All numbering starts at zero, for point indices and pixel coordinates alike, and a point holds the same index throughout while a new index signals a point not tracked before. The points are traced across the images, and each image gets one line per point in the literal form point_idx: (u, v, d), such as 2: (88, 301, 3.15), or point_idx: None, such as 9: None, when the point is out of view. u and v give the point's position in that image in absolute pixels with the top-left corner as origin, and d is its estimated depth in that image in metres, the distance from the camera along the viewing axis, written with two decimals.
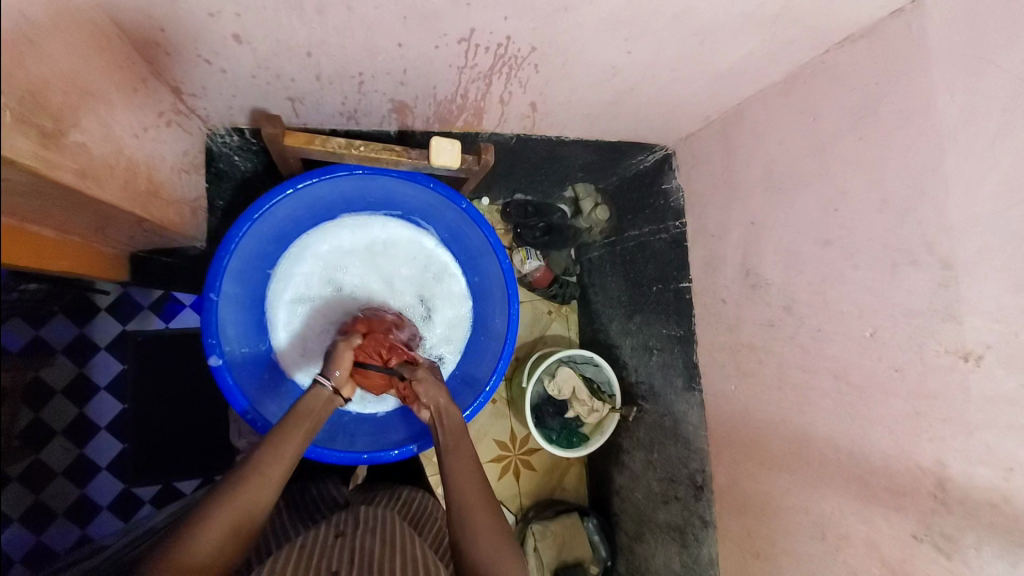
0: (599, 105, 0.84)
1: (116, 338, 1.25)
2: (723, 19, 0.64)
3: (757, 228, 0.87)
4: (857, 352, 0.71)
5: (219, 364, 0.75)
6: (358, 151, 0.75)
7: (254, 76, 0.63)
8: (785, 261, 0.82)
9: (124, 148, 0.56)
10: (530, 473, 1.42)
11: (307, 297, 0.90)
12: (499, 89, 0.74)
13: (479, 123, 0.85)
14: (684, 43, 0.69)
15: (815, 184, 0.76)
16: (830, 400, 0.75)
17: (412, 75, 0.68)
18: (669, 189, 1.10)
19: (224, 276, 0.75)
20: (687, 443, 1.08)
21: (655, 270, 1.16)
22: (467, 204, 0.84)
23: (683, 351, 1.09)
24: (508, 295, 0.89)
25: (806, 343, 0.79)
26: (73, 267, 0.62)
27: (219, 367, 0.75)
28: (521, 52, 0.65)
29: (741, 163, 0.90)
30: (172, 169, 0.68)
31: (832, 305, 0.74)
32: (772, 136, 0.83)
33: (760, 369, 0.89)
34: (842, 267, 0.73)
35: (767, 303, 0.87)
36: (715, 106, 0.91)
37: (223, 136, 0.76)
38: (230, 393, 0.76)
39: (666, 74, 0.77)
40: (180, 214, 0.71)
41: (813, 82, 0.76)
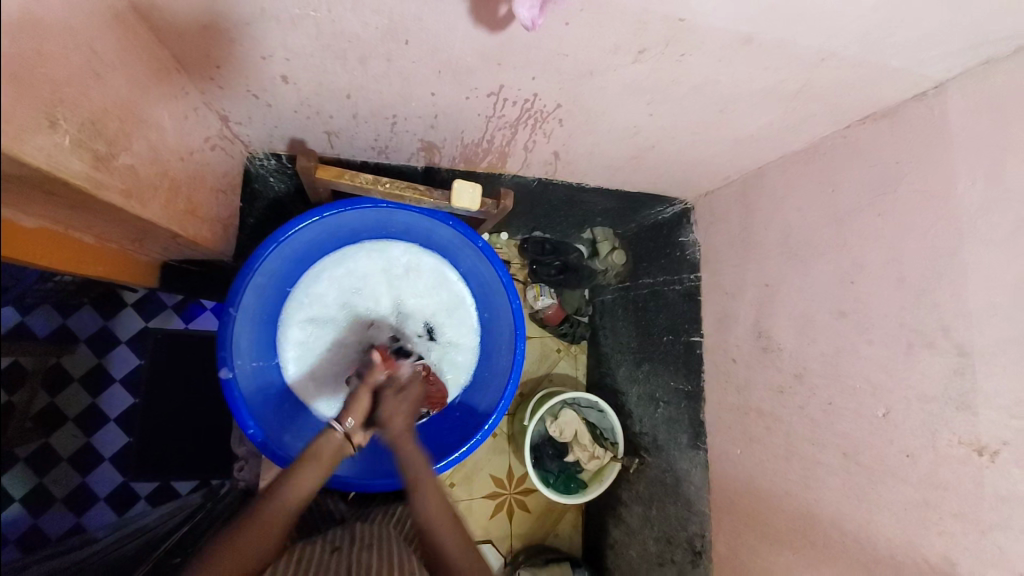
0: (620, 158, 0.86)
1: (137, 333, 1.32)
2: (742, 90, 0.66)
3: (770, 291, 0.87)
4: (868, 432, 0.69)
5: (229, 376, 0.77)
6: (382, 189, 0.78)
7: (296, 111, 0.68)
8: (798, 328, 0.81)
9: (168, 170, 0.59)
10: (523, 514, 1.38)
11: (320, 319, 0.92)
12: (524, 137, 0.77)
13: (502, 165, 0.88)
14: (705, 110, 0.70)
15: (832, 254, 0.75)
16: (838, 478, 0.73)
17: (442, 120, 0.71)
18: (686, 242, 1.11)
19: (244, 292, 0.78)
20: (688, 503, 1.04)
21: (667, 320, 1.15)
22: (483, 242, 0.86)
23: (690, 407, 1.06)
24: (515, 332, 0.90)
25: (815, 415, 0.77)
26: (109, 273, 0.65)
27: (229, 380, 0.77)
28: (546, 107, 0.68)
29: (759, 225, 0.90)
30: (211, 189, 0.72)
31: (845, 379, 0.73)
32: (792, 202, 0.83)
33: (767, 436, 0.86)
34: (856, 341, 0.71)
35: (778, 369, 0.85)
36: (736, 168, 0.92)
37: (261, 160, 0.81)
38: (235, 407, 0.77)
39: (687, 136, 0.78)
40: (212, 231, 0.74)
41: (834, 154, 0.77)
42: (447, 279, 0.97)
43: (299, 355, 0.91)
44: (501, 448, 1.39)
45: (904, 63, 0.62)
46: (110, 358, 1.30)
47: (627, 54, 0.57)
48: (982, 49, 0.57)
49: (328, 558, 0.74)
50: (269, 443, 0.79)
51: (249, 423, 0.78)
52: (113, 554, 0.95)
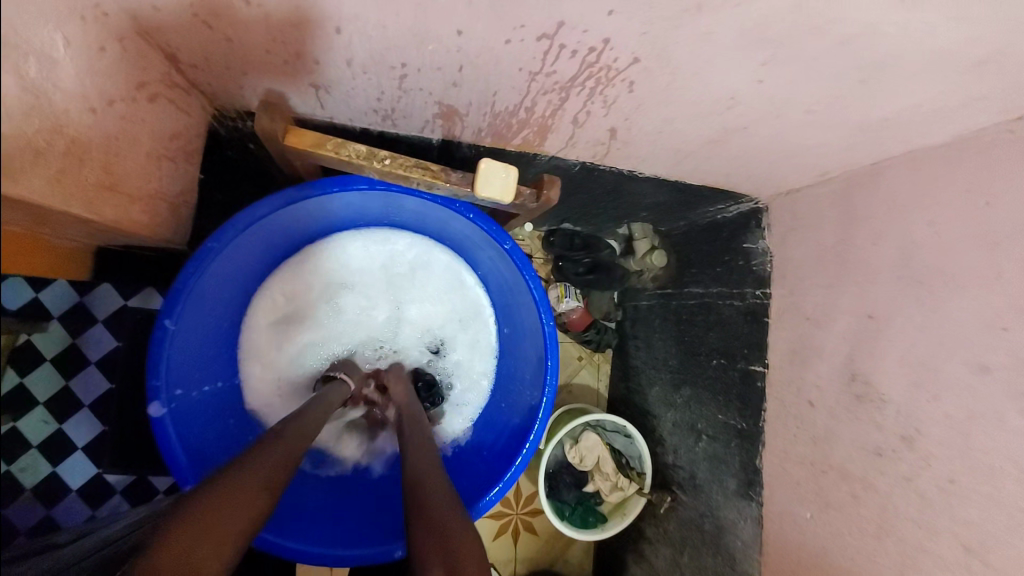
0: (696, 141, 0.66)
1: (116, 312, 1.16)
2: (907, 50, 0.46)
3: (874, 325, 0.68)
4: (1008, 529, 0.52)
5: (162, 413, 0.61)
6: (382, 165, 0.59)
7: (268, 52, 0.49)
8: (913, 376, 0.62)
9: (69, 126, 0.40)
10: (531, 537, 1.24)
11: (302, 320, 0.78)
12: (577, 106, 0.58)
13: (540, 142, 0.68)
14: (837, 80, 0.51)
15: (981, 288, 0.56)
16: None
17: (468, 75, 0.52)
18: (752, 249, 0.91)
19: (188, 303, 0.60)
20: (732, 560, 0.88)
21: (718, 340, 0.97)
22: (512, 245, 0.67)
23: (742, 448, 0.89)
24: (545, 364, 0.72)
25: (930, 494, 0.59)
26: (10, 266, 0.48)
27: (161, 418, 0.60)
28: (617, 63, 0.48)
29: (864, 238, 0.70)
30: (151, 155, 0.53)
31: (982, 456, 0.55)
32: (922, 212, 0.63)
33: (852, 505, 0.69)
34: (1009, 410, 0.53)
35: (877, 425, 0.66)
36: (841, 162, 0.72)
37: (233, 120, 0.63)
38: (170, 453, 0.60)
39: (795, 116, 0.59)
40: (154, 212, 0.55)
41: (1000, 153, 0.56)
42: (461, 279, 0.81)
43: (275, 366, 0.76)
44: None
45: None
46: (85, 338, 1.16)
47: None
48: None
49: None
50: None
51: (190, 476, 0.61)
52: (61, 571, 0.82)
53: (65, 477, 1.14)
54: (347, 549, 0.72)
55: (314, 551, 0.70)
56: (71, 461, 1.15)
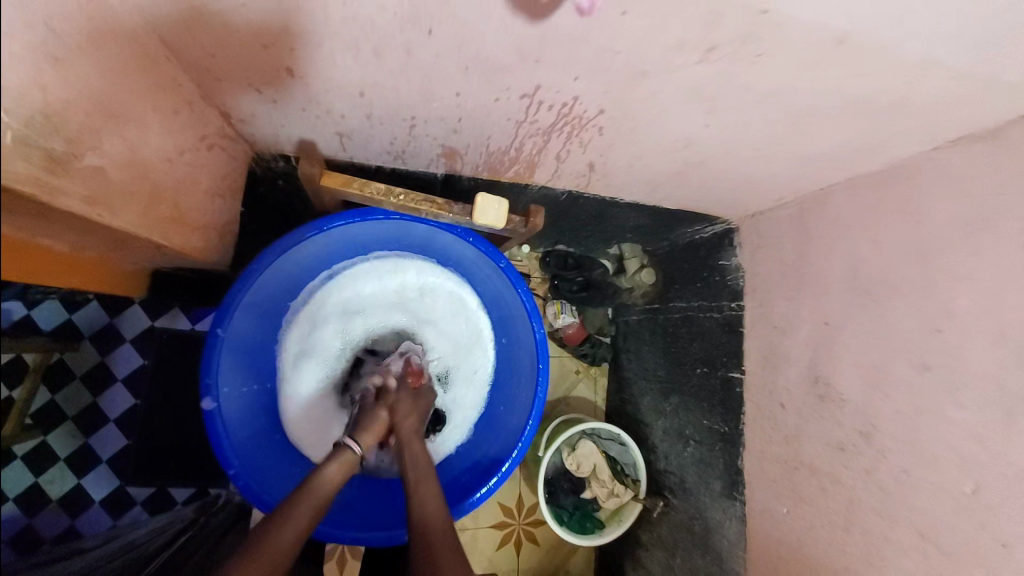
0: (664, 173, 0.77)
1: (144, 331, 1.27)
2: (823, 100, 0.56)
3: (830, 331, 0.76)
4: (952, 510, 0.58)
5: (212, 408, 0.70)
6: (397, 199, 0.71)
7: (304, 109, 0.61)
8: (864, 376, 0.70)
9: (151, 173, 0.51)
10: (532, 547, 1.29)
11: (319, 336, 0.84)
12: (558, 146, 0.69)
13: (530, 175, 0.79)
14: (771, 123, 0.61)
15: (912, 295, 0.65)
16: (911, 559, 0.61)
17: (467, 124, 0.63)
18: (728, 266, 1.00)
19: (234, 315, 0.71)
20: (719, 559, 0.93)
21: (701, 350, 1.05)
22: (506, 264, 0.78)
23: (725, 451, 0.96)
24: (538, 366, 0.81)
25: (883, 481, 0.66)
26: (86, 283, 0.58)
27: (212, 411, 0.70)
28: (587, 113, 0.59)
29: (818, 254, 0.79)
30: (205, 193, 0.63)
31: (925, 445, 0.62)
32: (862, 230, 0.72)
33: (821, 498, 0.75)
34: (941, 401, 0.60)
35: (837, 421, 0.74)
36: (794, 188, 0.82)
37: (269, 161, 0.74)
38: (218, 442, 0.70)
39: (744, 152, 0.69)
40: (206, 239, 0.66)
41: (919, 180, 0.66)
42: (465, 303, 0.87)
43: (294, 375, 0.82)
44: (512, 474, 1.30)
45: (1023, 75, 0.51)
46: (114, 356, 1.26)
47: (691, 54, 0.48)
48: None
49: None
50: (253, 490, 0.72)
51: (232, 460, 0.71)
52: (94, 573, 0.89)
53: (91, 489, 1.22)
54: (363, 531, 0.78)
55: (337, 532, 0.76)
56: (97, 472, 1.23)
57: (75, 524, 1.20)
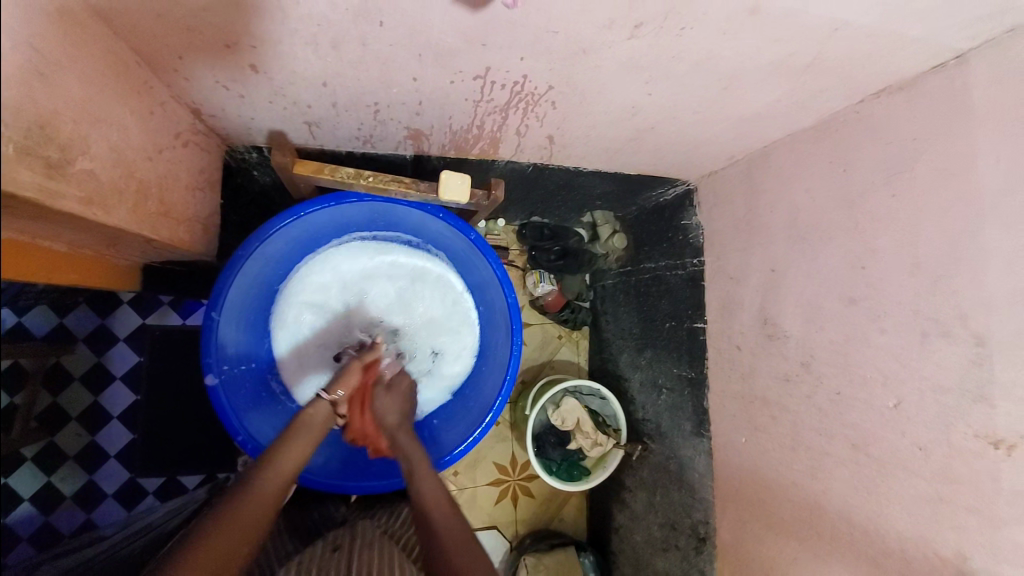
0: (620, 140, 0.82)
1: (135, 330, 1.30)
2: (749, 66, 0.61)
3: (777, 277, 0.84)
4: (880, 423, 0.67)
5: (215, 382, 0.76)
6: (367, 182, 0.75)
7: (272, 102, 0.64)
8: (805, 314, 0.78)
9: (135, 173, 0.54)
10: (528, 499, 1.40)
11: (319, 306, 0.89)
12: (516, 122, 0.73)
13: (494, 151, 0.83)
14: (709, 88, 0.66)
15: (842, 238, 0.72)
16: (846, 468, 0.71)
17: (428, 106, 0.67)
18: (689, 225, 1.07)
19: (227, 298, 0.76)
20: (692, 490, 1.03)
21: (669, 306, 1.12)
22: (475, 235, 0.83)
23: (693, 395, 1.04)
24: (512, 328, 0.87)
25: (823, 405, 0.75)
26: (84, 279, 0.62)
27: (215, 386, 0.76)
28: (538, 90, 0.64)
29: (764, 208, 0.86)
30: (186, 188, 0.67)
31: (857, 370, 0.70)
32: (801, 182, 0.79)
33: (773, 425, 0.85)
34: (866, 329, 0.68)
35: (785, 357, 0.82)
36: (741, 147, 0.87)
37: (242, 153, 0.77)
38: (223, 413, 0.77)
39: (689, 116, 0.74)
40: (191, 232, 0.70)
41: (847, 132, 0.72)
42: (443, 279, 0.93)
43: (298, 341, 0.88)
44: (504, 436, 1.39)
45: (922, 33, 0.57)
46: (109, 356, 1.29)
47: (623, 30, 0.52)
48: (1005, 18, 0.53)
49: (327, 555, 0.74)
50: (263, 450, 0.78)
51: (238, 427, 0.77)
52: (120, 552, 0.95)
53: (103, 484, 1.28)
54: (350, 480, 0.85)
55: (331, 481, 0.83)
56: (105, 468, 1.29)
57: (90, 517, 1.26)
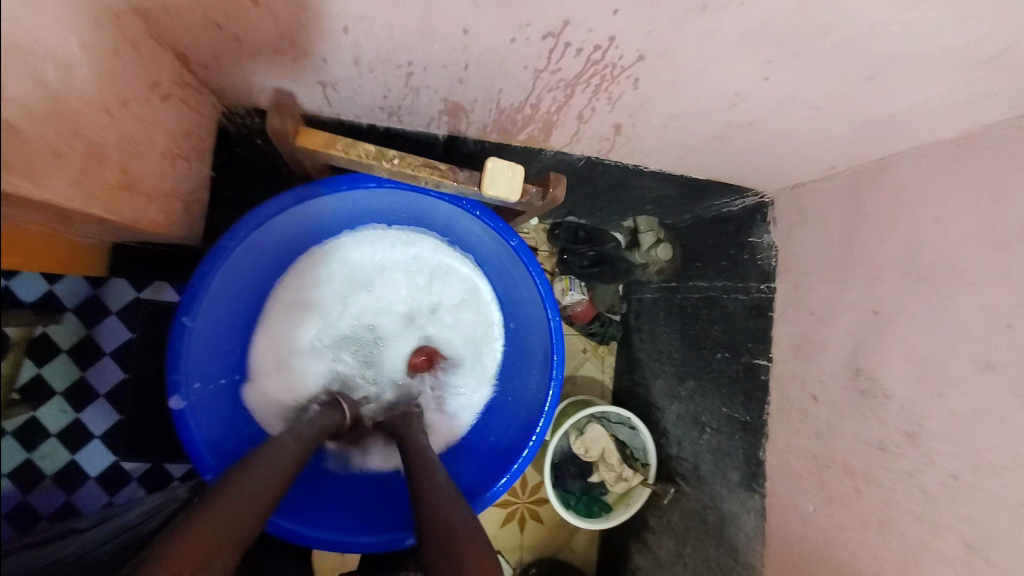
0: (701, 137, 0.66)
1: (128, 304, 1.18)
2: (913, 48, 0.46)
3: (877, 320, 0.68)
4: (1010, 526, 0.52)
5: (181, 407, 0.63)
6: (392, 164, 0.59)
7: (277, 52, 0.50)
8: (916, 373, 0.62)
9: (87, 129, 0.41)
10: (535, 524, 1.27)
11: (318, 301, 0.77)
12: (582, 103, 0.58)
13: (545, 138, 0.68)
14: (842, 78, 0.51)
15: (984, 285, 0.56)
16: (958, 574, 0.56)
17: (475, 73, 0.53)
18: (758, 244, 0.91)
19: (205, 299, 0.63)
20: (733, 550, 0.89)
21: (721, 333, 0.97)
22: (518, 242, 0.70)
23: (744, 441, 0.90)
24: (552, 358, 0.74)
25: (931, 489, 0.60)
26: (29, 263, 0.49)
27: (181, 411, 0.63)
28: (622, 61, 0.49)
29: (869, 234, 0.70)
30: (167, 154, 0.54)
31: (983, 452, 0.55)
32: (926, 207, 0.63)
33: (853, 498, 0.70)
34: (1007, 406, 0.53)
35: (879, 420, 0.67)
36: (847, 157, 0.72)
37: (243, 117, 0.64)
38: (190, 444, 0.63)
39: (799, 113, 0.59)
40: (170, 209, 0.57)
41: (1002, 147, 0.55)
42: (466, 283, 0.81)
43: (286, 342, 0.76)
44: None
45: None
46: (99, 330, 1.18)
47: None
48: None
49: None
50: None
51: (209, 462, 0.65)
52: (87, 558, 0.85)
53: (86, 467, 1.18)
54: (349, 536, 0.73)
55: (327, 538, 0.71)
56: (87, 451, 1.18)
57: (71, 500, 1.17)
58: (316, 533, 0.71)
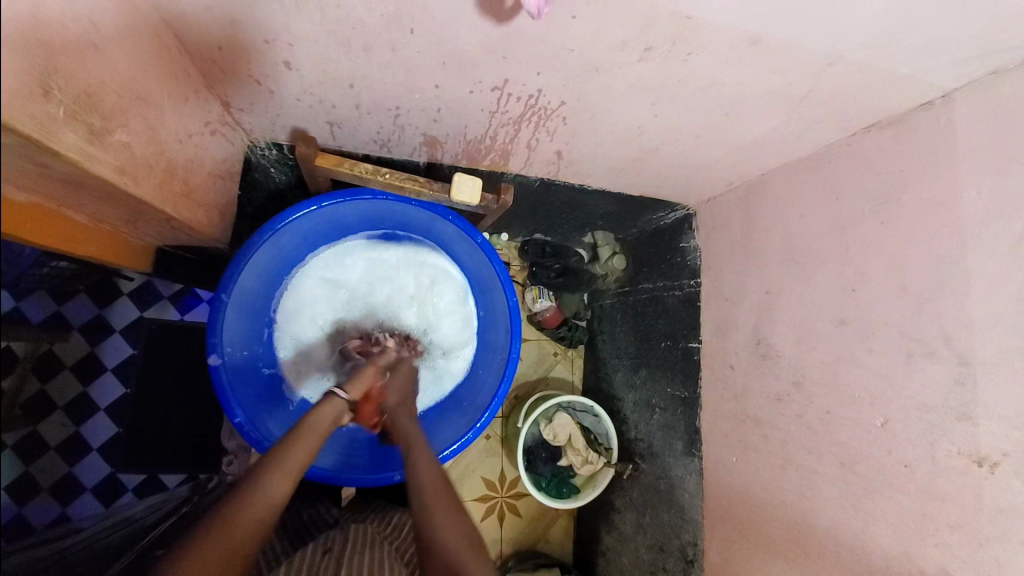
0: (624, 160, 0.86)
1: (132, 322, 1.29)
2: (749, 92, 0.66)
3: (771, 298, 0.86)
4: (866, 441, 0.68)
5: (217, 363, 0.78)
6: (383, 179, 0.78)
7: (299, 100, 0.68)
8: (798, 335, 0.80)
9: (165, 152, 0.58)
10: (515, 518, 1.37)
11: (336, 278, 0.89)
12: (528, 135, 0.77)
13: (505, 163, 0.87)
14: (711, 113, 0.71)
15: (833, 262, 0.75)
16: (835, 487, 0.72)
17: (446, 114, 0.71)
18: (687, 247, 1.10)
19: (237, 279, 0.79)
20: (681, 511, 1.03)
21: (665, 326, 1.14)
22: (483, 239, 0.88)
23: (686, 414, 1.05)
24: (512, 332, 0.91)
25: (813, 424, 0.76)
26: (100, 253, 0.64)
27: (216, 366, 0.78)
28: (551, 104, 0.68)
29: (760, 232, 0.90)
30: (208, 174, 0.70)
31: (845, 388, 0.72)
32: (794, 210, 0.83)
33: (764, 444, 0.85)
34: (856, 350, 0.71)
35: (777, 377, 0.84)
36: (739, 174, 0.92)
37: (263, 149, 0.80)
38: (222, 392, 0.78)
39: (691, 139, 0.79)
40: (208, 217, 0.73)
41: (837, 163, 0.76)
42: (457, 288, 0.94)
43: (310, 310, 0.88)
44: (494, 450, 1.37)
45: (910, 70, 0.62)
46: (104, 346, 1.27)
47: (633, 52, 0.57)
48: (987, 59, 0.57)
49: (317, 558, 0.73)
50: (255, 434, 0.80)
51: (237, 410, 0.80)
52: (96, 544, 0.94)
53: None
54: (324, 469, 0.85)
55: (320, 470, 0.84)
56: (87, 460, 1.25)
57: None
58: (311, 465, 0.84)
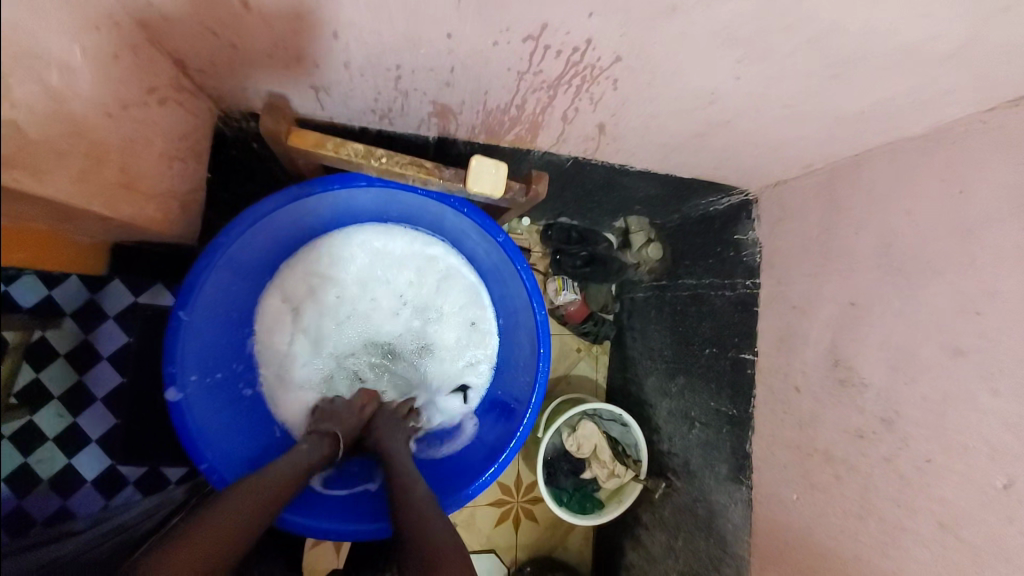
0: (683, 135, 0.69)
1: (127, 308, 1.13)
2: (874, 44, 0.48)
3: (856, 312, 0.70)
4: (979, 505, 0.54)
5: (178, 399, 0.66)
6: (378, 163, 0.61)
7: (271, 56, 0.52)
8: (892, 361, 0.64)
9: (87, 129, 0.44)
10: (530, 523, 1.28)
11: (337, 279, 0.83)
12: (564, 104, 0.61)
13: (531, 138, 0.70)
14: (812, 74, 0.54)
15: (952, 274, 0.58)
16: (930, 552, 0.58)
17: (460, 76, 0.55)
18: (742, 241, 0.93)
19: (198, 294, 0.66)
20: (722, 542, 0.91)
21: (710, 329, 0.99)
22: (504, 238, 0.73)
23: (732, 435, 0.91)
24: (538, 348, 0.78)
25: (906, 473, 0.62)
26: (30, 258, 0.50)
27: (177, 403, 0.66)
28: (600, 62, 0.51)
29: (846, 228, 0.72)
30: (161, 155, 0.56)
31: (953, 434, 0.57)
32: (896, 202, 0.65)
33: (835, 485, 0.71)
34: (976, 389, 0.55)
35: (858, 410, 0.69)
36: (823, 154, 0.74)
37: (237, 121, 0.66)
38: (184, 432, 0.67)
39: (776, 109, 0.61)
40: (166, 208, 0.59)
41: (965, 143, 0.58)
42: (470, 287, 0.86)
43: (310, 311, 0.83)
44: None
45: None
46: (98, 334, 1.12)
47: None
48: None
49: None
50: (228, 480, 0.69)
51: (204, 454, 0.68)
52: (83, 556, 0.83)
53: (82, 469, 1.11)
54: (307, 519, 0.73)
55: (315, 524, 0.72)
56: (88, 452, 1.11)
57: (65, 504, 1.08)
58: (301, 518, 0.72)
